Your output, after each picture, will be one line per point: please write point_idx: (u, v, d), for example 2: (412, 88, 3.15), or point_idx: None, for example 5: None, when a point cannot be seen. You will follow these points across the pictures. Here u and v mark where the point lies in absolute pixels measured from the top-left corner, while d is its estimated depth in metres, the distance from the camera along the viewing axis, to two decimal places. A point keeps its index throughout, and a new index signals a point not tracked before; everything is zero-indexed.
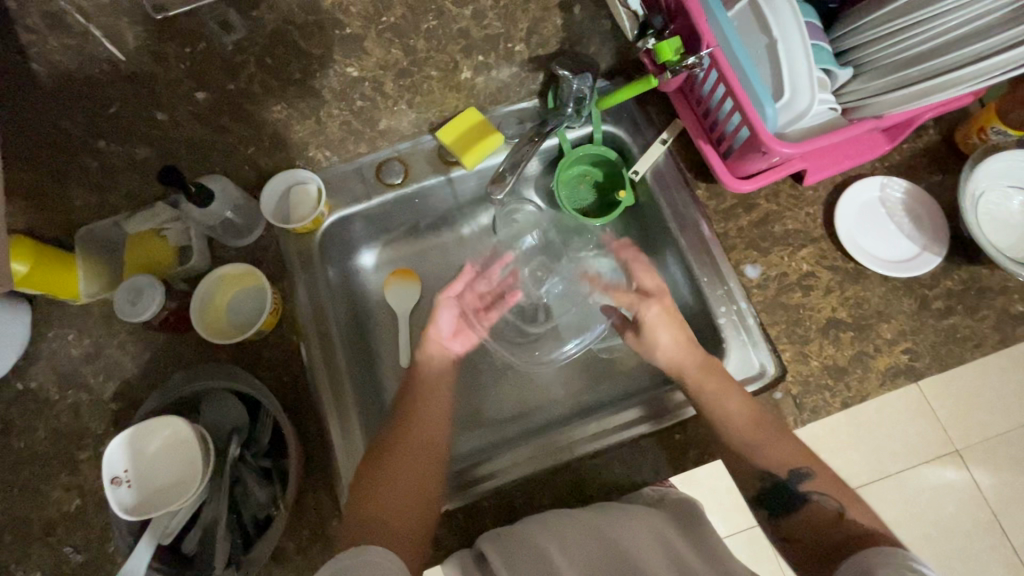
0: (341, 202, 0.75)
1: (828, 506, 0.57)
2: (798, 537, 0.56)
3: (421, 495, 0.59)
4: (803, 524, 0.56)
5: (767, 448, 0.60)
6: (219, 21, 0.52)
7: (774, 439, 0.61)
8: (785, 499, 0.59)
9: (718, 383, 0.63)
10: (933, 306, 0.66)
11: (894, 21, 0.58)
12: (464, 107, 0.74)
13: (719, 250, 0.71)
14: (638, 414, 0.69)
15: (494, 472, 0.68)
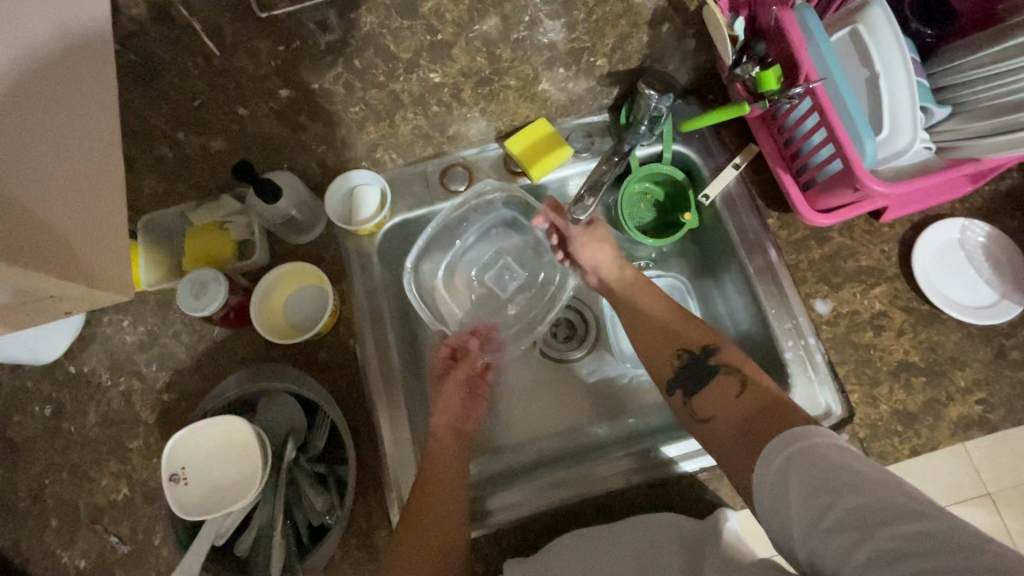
0: (403, 206, 0.74)
1: (731, 380, 0.59)
2: (712, 413, 0.58)
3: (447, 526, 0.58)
4: (713, 400, 0.59)
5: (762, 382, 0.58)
6: (318, 21, 0.51)
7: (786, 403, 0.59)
8: (701, 380, 0.61)
9: None
10: (1010, 357, 0.64)
11: (999, 62, 0.56)
12: (535, 118, 0.73)
13: (789, 282, 0.69)
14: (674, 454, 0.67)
15: (501, 507, 0.65)
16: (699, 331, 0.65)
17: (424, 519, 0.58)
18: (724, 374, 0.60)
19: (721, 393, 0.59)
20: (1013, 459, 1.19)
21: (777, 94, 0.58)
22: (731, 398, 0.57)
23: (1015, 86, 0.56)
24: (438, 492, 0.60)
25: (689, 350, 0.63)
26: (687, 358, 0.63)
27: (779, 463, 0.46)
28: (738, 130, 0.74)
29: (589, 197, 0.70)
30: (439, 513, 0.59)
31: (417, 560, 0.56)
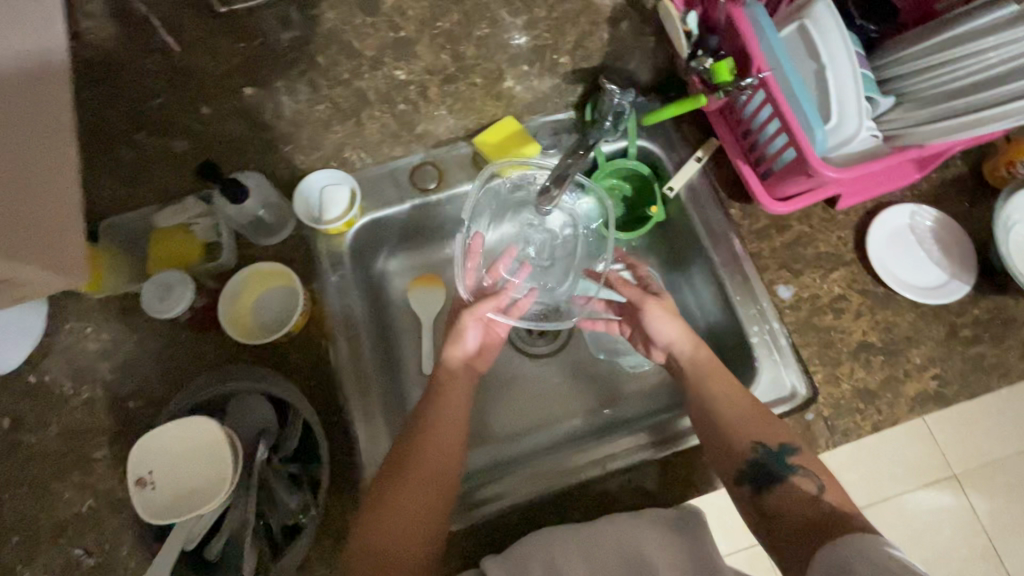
0: (374, 205, 0.74)
1: (809, 481, 0.57)
2: (781, 513, 0.56)
3: (425, 522, 0.58)
4: (785, 501, 0.56)
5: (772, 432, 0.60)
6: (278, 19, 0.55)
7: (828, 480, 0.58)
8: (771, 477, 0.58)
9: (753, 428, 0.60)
10: (961, 334, 0.67)
11: (937, 53, 0.60)
12: (502, 116, 0.74)
13: (753, 270, 0.71)
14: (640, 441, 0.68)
15: (497, 495, 0.66)
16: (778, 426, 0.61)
17: (394, 521, 0.57)
18: (798, 479, 0.57)
19: (794, 499, 0.56)
20: (971, 438, 1.24)
21: (730, 85, 0.60)
22: (811, 505, 0.55)
23: (957, 73, 0.59)
24: (413, 494, 0.58)
25: (765, 446, 0.59)
26: (764, 451, 0.59)
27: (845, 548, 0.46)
28: (699, 124, 0.76)
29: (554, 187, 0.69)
30: (412, 511, 0.58)
31: (407, 509, 0.58)
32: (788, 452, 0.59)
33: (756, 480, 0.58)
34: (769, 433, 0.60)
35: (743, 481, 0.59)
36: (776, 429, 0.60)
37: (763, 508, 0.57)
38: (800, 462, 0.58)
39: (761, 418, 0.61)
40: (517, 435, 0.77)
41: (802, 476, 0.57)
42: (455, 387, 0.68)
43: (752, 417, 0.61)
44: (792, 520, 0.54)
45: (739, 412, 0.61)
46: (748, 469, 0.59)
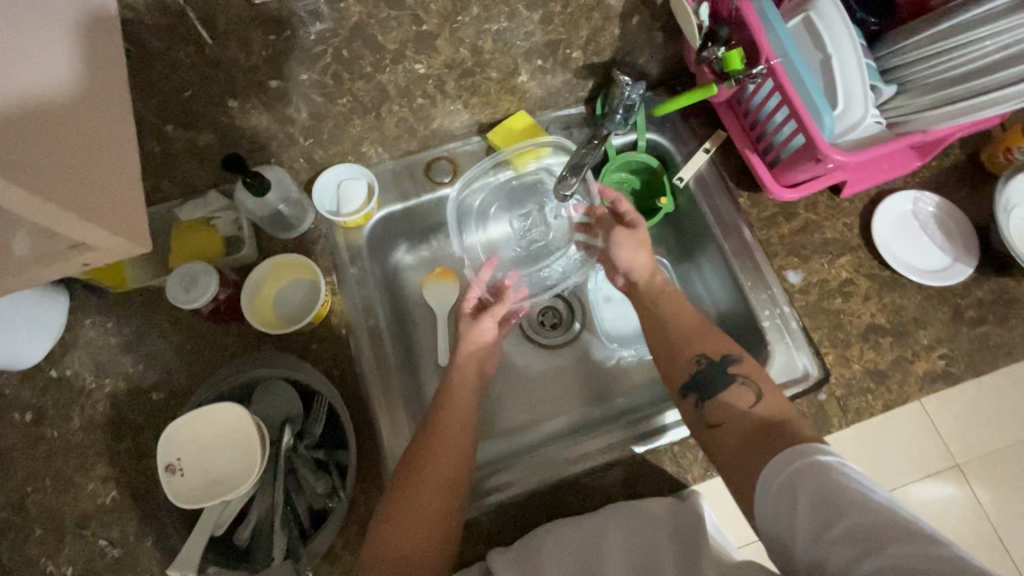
0: (391, 199, 0.76)
1: (745, 393, 0.58)
2: (721, 420, 0.58)
3: (438, 526, 0.57)
4: (723, 410, 0.58)
5: (768, 401, 0.57)
6: (309, 10, 0.53)
7: None
8: (715, 383, 0.61)
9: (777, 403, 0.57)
10: (966, 315, 0.69)
11: (934, 44, 0.62)
12: (514, 111, 0.76)
13: (763, 256, 0.73)
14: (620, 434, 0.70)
15: (507, 483, 0.67)
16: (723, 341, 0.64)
17: (409, 525, 0.56)
18: (738, 385, 0.59)
19: (733, 401, 0.58)
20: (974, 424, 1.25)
21: (740, 73, 0.62)
22: (744, 408, 0.57)
23: (957, 60, 0.61)
24: (427, 499, 0.57)
25: (707, 357, 0.63)
26: (706, 364, 0.62)
27: (777, 470, 0.49)
28: (706, 117, 0.79)
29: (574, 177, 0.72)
30: (426, 514, 0.57)
31: (418, 512, 0.56)
32: (730, 363, 0.61)
33: (704, 391, 0.61)
34: (712, 346, 0.63)
35: (689, 393, 0.61)
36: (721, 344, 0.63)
37: (708, 416, 0.59)
38: (739, 370, 0.61)
39: (708, 336, 0.65)
40: (533, 424, 0.78)
41: (740, 386, 0.59)
42: (465, 386, 0.68)
43: (702, 336, 0.65)
44: (736, 426, 0.56)
45: (688, 329, 0.66)
46: (691, 380, 0.62)
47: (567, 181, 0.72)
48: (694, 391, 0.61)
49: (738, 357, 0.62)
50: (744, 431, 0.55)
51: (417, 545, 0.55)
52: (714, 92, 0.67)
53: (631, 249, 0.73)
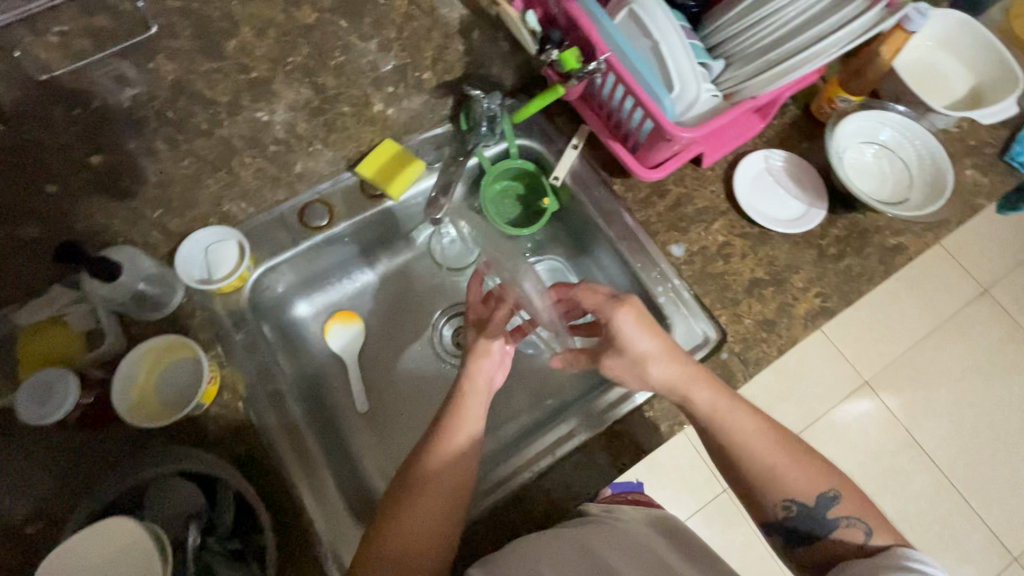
0: (266, 253, 0.72)
1: (855, 530, 0.59)
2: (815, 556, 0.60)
3: (439, 529, 0.57)
4: (819, 549, 0.60)
5: (791, 478, 0.60)
6: None
7: (806, 467, 0.61)
8: (817, 524, 0.60)
9: (787, 458, 0.61)
10: (829, 253, 0.76)
11: (747, 17, 0.69)
12: (380, 140, 0.73)
13: (646, 237, 0.76)
14: (575, 425, 0.70)
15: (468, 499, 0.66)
16: (815, 474, 0.61)
17: (403, 542, 0.55)
18: (845, 526, 0.59)
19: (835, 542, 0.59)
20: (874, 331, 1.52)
21: (580, 70, 0.65)
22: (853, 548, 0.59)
23: (776, 26, 0.67)
24: (429, 502, 0.57)
25: (799, 501, 0.60)
26: (796, 509, 0.60)
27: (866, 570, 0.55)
28: (568, 115, 0.81)
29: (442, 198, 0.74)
30: (424, 524, 0.56)
31: (416, 526, 0.56)
32: (829, 499, 0.60)
33: (805, 530, 0.60)
34: (793, 482, 0.60)
35: (774, 530, 0.62)
36: (804, 474, 0.60)
37: (807, 558, 0.61)
38: (842, 512, 0.60)
39: (779, 461, 0.61)
40: None
41: (847, 526, 0.59)
42: (475, 400, 0.64)
43: (792, 468, 0.61)
44: (835, 554, 0.59)
45: (773, 448, 0.61)
46: (779, 522, 0.61)
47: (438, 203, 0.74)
48: (778, 532, 0.61)
49: (836, 491, 0.60)
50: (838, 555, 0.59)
51: (415, 550, 0.56)
52: (563, 92, 0.70)
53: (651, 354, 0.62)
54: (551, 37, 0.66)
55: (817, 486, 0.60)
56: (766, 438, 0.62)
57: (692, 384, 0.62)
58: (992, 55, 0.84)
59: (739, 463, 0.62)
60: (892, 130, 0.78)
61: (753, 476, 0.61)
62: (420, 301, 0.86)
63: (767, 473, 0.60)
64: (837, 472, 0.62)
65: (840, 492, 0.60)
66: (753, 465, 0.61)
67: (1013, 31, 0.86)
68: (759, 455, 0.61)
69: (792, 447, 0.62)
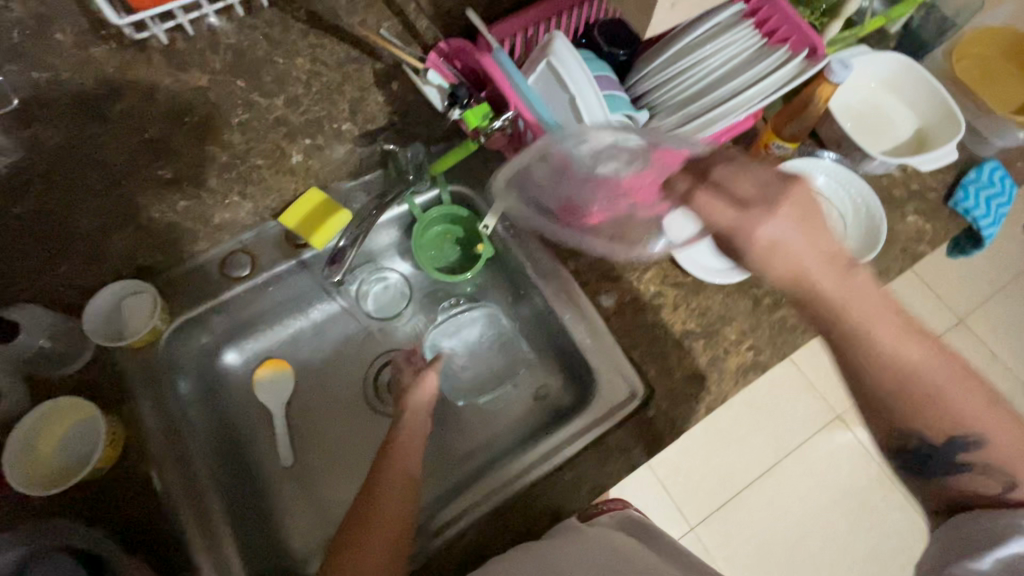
0: (183, 304, 0.70)
1: (990, 481, 0.50)
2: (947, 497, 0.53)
3: (390, 553, 0.55)
4: (954, 487, 0.52)
5: (936, 414, 0.51)
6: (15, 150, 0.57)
7: (968, 392, 0.50)
8: (942, 462, 0.52)
9: (944, 375, 0.50)
10: (764, 303, 0.74)
11: (670, 67, 0.68)
12: (306, 188, 0.72)
13: (576, 288, 0.75)
14: (591, 420, 0.71)
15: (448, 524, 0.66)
16: (973, 406, 0.50)
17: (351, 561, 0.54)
18: (982, 473, 0.50)
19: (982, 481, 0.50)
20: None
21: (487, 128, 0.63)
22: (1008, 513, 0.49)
23: (698, 77, 0.66)
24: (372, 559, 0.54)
25: (929, 437, 0.52)
26: (926, 445, 0.52)
27: (974, 530, 0.48)
28: (502, 160, 0.80)
29: (348, 250, 0.69)
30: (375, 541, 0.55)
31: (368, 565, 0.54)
32: (963, 443, 0.51)
33: (915, 459, 0.54)
34: (931, 420, 0.51)
35: (901, 454, 0.54)
36: (966, 407, 0.50)
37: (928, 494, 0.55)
38: (981, 457, 0.50)
39: (931, 397, 0.50)
40: None
41: (976, 474, 0.51)
42: (409, 459, 0.62)
43: (953, 393, 0.50)
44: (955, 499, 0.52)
45: (931, 367, 0.50)
46: (914, 450, 0.53)
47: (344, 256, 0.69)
48: (911, 462, 0.54)
49: (977, 436, 0.50)
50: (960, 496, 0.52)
51: None
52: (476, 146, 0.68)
53: (786, 237, 0.50)
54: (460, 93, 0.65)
55: (951, 428, 0.51)
56: (902, 354, 0.50)
57: (845, 301, 0.50)
58: (934, 100, 0.82)
59: (875, 395, 0.52)
60: (826, 178, 0.76)
61: (888, 404, 0.52)
62: (354, 347, 0.84)
63: (906, 407, 0.51)
64: (990, 414, 0.50)
65: (990, 437, 0.50)
66: (878, 388, 0.51)
67: (957, 74, 0.84)
68: (902, 367, 0.50)
69: (960, 389, 0.50)
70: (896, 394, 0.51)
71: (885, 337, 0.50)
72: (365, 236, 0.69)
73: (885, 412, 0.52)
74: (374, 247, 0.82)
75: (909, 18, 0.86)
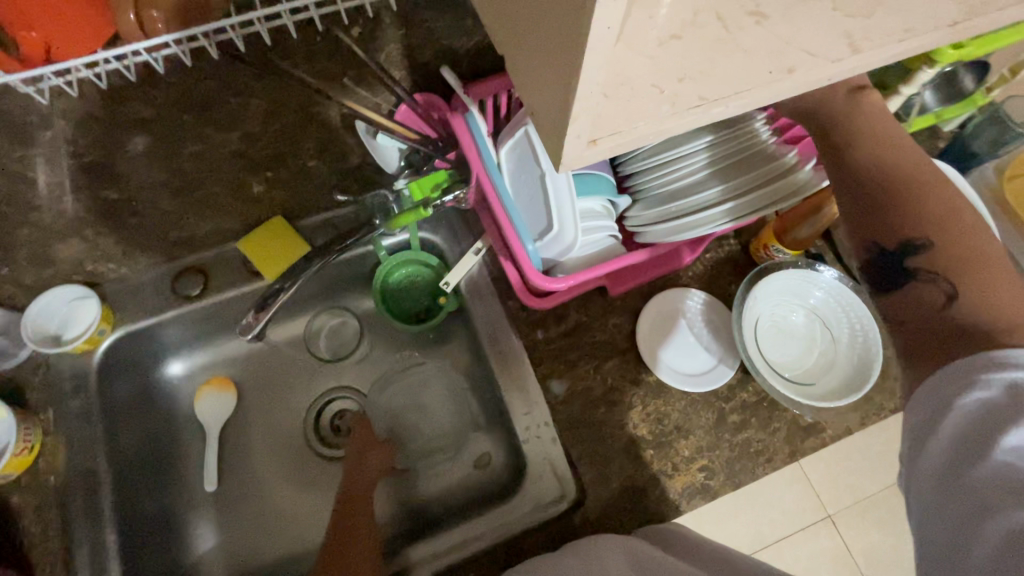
0: (127, 316, 0.69)
1: (935, 291, 0.43)
2: (904, 323, 0.45)
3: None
4: (914, 305, 0.44)
5: (901, 170, 0.46)
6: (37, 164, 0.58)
7: (953, 212, 0.44)
8: (896, 268, 0.45)
9: (916, 168, 0.46)
10: (729, 420, 0.67)
11: (661, 152, 0.61)
12: (269, 217, 0.69)
13: (528, 366, 0.70)
14: (555, 493, 0.66)
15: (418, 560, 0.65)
16: (939, 207, 0.44)
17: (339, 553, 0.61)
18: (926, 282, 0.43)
19: (922, 302, 0.43)
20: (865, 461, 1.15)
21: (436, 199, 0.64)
22: (952, 213, 0.44)
23: (678, 172, 0.60)
24: None
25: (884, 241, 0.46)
26: (884, 203, 0.46)
27: (940, 381, 0.39)
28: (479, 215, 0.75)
29: (270, 301, 0.66)
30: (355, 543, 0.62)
31: None
32: (915, 248, 0.44)
33: (890, 278, 0.45)
34: (913, 211, 0.45)
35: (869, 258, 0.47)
36: (935, 204, 0.45)
37: (887, 316, 0.46)
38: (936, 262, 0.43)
39: (902, 177, 0.46)
40: (294, 555, 0.73)
41: (924, 284, 0.43)
42: (362, 535, 0.64)
43: (933, 192, 0.45)
44: (923, 328, 0.43)
45: (898, 161, 0.47)
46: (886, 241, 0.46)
47: (266, 303, 0.65)
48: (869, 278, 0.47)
49: (928, 239, 0.44)
50: (930, 338, 0.42)
51: None
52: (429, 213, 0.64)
53: None
54: (415, 160, 0.66)
55: (907, 226, 0.45)
56: (875, 147, 0.48)
57: (849, 116, 0.49)
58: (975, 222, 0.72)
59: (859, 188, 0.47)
60: (823, 293, 0.69)
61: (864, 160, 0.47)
62: (302, 377, 0.81)
63: (894, 190, 0.46)
64: (954, 220, 0.44)
65: (965, 256, 0.43)
66: (854, 173, 0.48)
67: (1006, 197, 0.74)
68: (871, 146, 0.48)
69: (912, 150, 0.47)
70: (873, 167, 0.47)
71: (862, 130, 0.48)
72: (292, 287, 0.65)
73: (855, 189, 0.48)
74: (339, 281, 0.79)
75: (966, 119, 0.75)
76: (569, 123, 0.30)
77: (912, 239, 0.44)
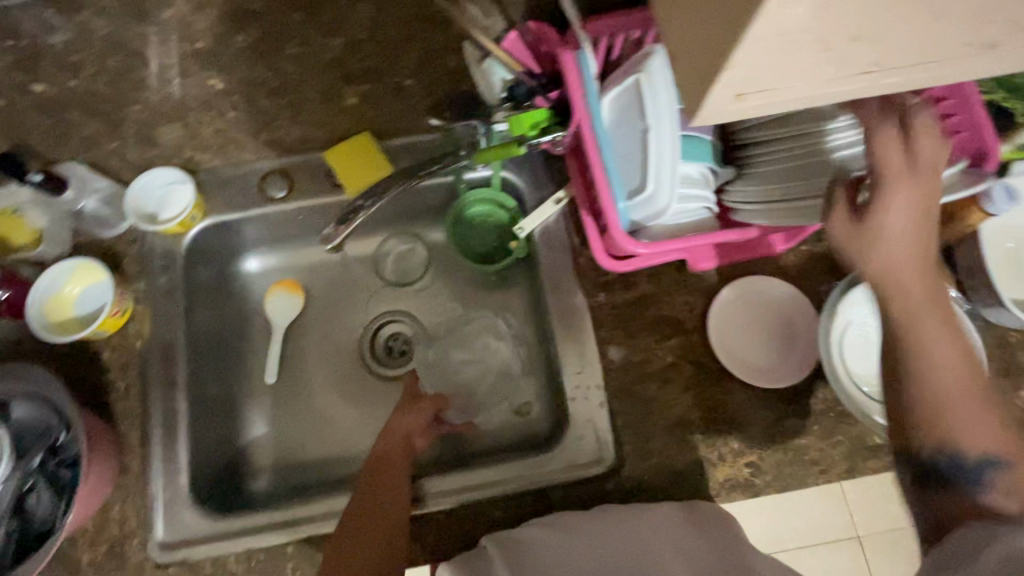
0: (217, 208, 0.71)
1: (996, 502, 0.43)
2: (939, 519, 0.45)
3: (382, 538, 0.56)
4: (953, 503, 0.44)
5: (971, 407, 0.44)
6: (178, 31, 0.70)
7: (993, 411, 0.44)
8: (950, 477, 0.44)
9: (981, 403, 0.44)
10: (788, 423, 0.64)
11: (786, 127, 0.55)
12: (357, 132, 0.69)
13: (588, 327, 0.68)
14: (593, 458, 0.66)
15: (447, 492, 0.66)
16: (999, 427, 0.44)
17: (364, 538, 0.56)
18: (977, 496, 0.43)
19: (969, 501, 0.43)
20: None
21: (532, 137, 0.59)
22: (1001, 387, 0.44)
23: (800, 153, 0.54)
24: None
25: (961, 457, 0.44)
26: (945, 453, 0.44)
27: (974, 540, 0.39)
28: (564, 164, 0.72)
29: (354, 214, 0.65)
30: (381, 523, 0.57)
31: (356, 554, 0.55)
32: (987, 467, 0.43)
33: (942, 485, 0.44)
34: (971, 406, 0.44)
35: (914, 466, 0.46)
36: (983, 422, 0.44)
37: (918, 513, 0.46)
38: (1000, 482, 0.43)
39: (968, 385, 0.44)
40: (334, 457, 0.77)
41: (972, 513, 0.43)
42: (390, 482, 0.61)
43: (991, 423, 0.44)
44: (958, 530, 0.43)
45: (977, 382, 0.44)
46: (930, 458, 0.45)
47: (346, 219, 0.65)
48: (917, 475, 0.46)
49: (996, 477, 0.43)
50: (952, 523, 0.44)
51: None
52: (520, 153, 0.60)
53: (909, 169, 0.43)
54: (517, 93, 0.61)
55: (965, 436, 0.44)
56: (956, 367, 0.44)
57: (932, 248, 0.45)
58: None
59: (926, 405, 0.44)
60: None
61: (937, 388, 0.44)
62: (365, 295, 0.84)
63: (951, 423, 0.44)
64: (1006, 428, 0.44)
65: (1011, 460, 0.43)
66: (929, 395, 0.44)
67: None
68: (939, 369, 0.44)
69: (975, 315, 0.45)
70: (925, 412, 0.44)
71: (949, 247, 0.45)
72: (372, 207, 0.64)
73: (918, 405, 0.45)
74: (413, 208, 0.80)
75: None
76: (724, 68, 0.27)
77: (967, 471, 0.43)
